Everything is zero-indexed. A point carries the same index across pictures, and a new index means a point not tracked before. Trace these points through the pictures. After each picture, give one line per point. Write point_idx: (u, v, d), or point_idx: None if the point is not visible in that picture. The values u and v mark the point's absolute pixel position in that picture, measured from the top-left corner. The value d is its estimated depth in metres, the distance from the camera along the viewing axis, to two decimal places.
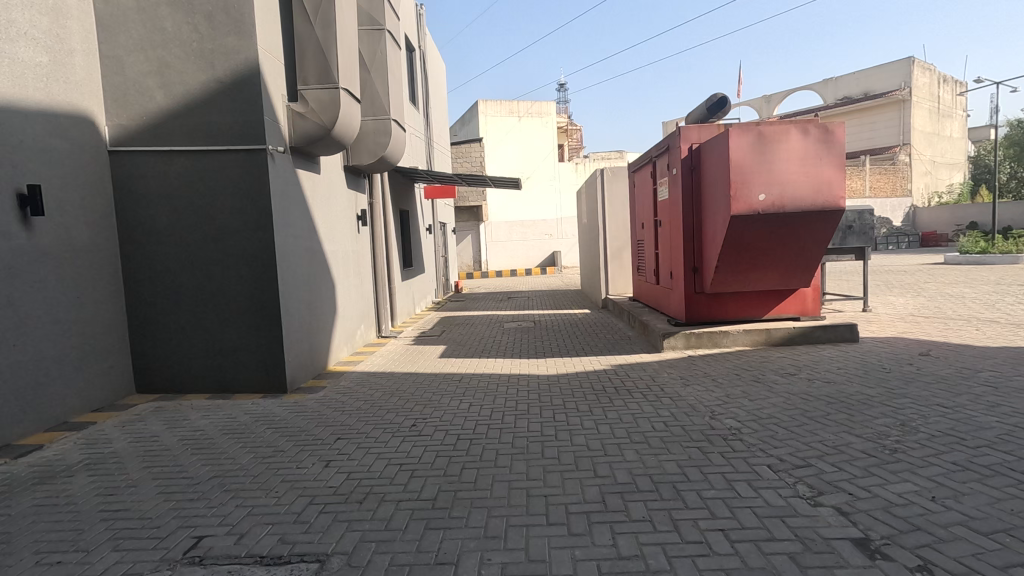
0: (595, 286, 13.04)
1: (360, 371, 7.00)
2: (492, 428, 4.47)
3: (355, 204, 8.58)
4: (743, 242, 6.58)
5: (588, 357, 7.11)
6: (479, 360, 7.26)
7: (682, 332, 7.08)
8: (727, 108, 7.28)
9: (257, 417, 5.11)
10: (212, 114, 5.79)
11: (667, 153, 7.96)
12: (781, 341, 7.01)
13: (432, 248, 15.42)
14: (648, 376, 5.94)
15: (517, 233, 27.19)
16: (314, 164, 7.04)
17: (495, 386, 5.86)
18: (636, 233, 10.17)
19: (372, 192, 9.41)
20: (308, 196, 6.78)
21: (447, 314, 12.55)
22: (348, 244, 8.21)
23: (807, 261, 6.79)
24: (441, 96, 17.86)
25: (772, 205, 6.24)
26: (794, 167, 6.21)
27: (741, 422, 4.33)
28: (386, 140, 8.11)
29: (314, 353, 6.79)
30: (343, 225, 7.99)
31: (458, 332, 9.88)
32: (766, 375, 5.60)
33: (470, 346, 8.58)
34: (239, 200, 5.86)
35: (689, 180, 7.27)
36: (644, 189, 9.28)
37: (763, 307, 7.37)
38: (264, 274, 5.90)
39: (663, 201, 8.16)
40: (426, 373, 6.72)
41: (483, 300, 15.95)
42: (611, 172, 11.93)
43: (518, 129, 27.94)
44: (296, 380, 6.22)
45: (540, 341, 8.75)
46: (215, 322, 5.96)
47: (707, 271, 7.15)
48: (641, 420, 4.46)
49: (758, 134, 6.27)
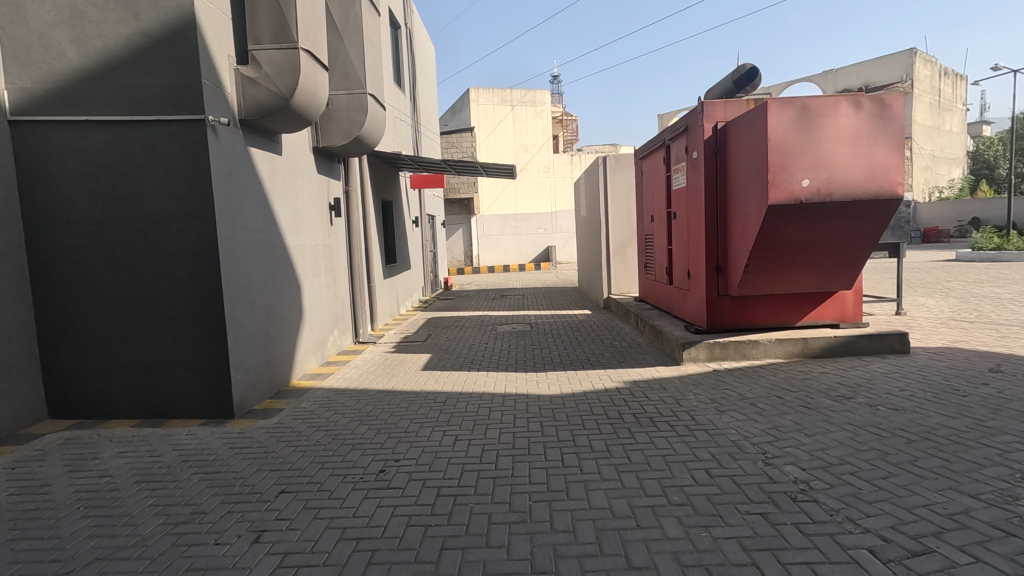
0: (595, 285, 12.03)
1: (328, 388, 5.93)
2: (484, 478, 3.44)
3: (327, 192, 7.51)
4: (780, 237, 5.59)
5: (596, 371, 6.09)
6: (468, 374, 6.23)
7: (705, 342, 6.07)
8: (757, 81, 6.27)
9: (187, 456, 4.05)
10: (137, 75, 4.67)
11: (684, 135, 6.96)
12: (819, 352, 6.03)
13: (420, 243, 14.33)
14: (671, 397, 4.93)
15: (509, 227, 26.15)
16: (274, 143, 5.95)
17: (487, 411, 4.83)
18: (644, 227, 9.17)
19: (349, 179, 8.30)
20: (264, 180, 5.68)
21: (434, 315, 11.47)
22: (318, 237, 7.12)
23: (851, 260, 5.82)
24: (430, 80, 16.73)
25: (817, 194, 5.24)
26: (843, 148, 5.22)
27: (807, 470, 3.34)
28: (361, 118, 7.04)
29: (273, 367, 5.72)
30: (311, 215, 6.91)
31: (446, 337, 8.83)
32: (816, 399, 4.62)
33: (459, 353, 7.55)
34: (172, 181, 4.76)
35: (713, 165, 6.26)
36: (655, 176, 8.29)
37: (797, 311, 6.38)
38: (206, 273, 4.81)
39: (679, 190, 7.16)
40: (404, 390, 5.67)
41: (475, 298, 14.90)
42: (615, 160, 10.88)
43: (511, 118, 26.86)
44: (248, 401, 5.15)
45: (538, 348, 7.72)
46: (144, 332, 4.85)
47: (735, 270, 6.16)
48: (675, 468, 3.45)
49: (803, 108, 5.24)
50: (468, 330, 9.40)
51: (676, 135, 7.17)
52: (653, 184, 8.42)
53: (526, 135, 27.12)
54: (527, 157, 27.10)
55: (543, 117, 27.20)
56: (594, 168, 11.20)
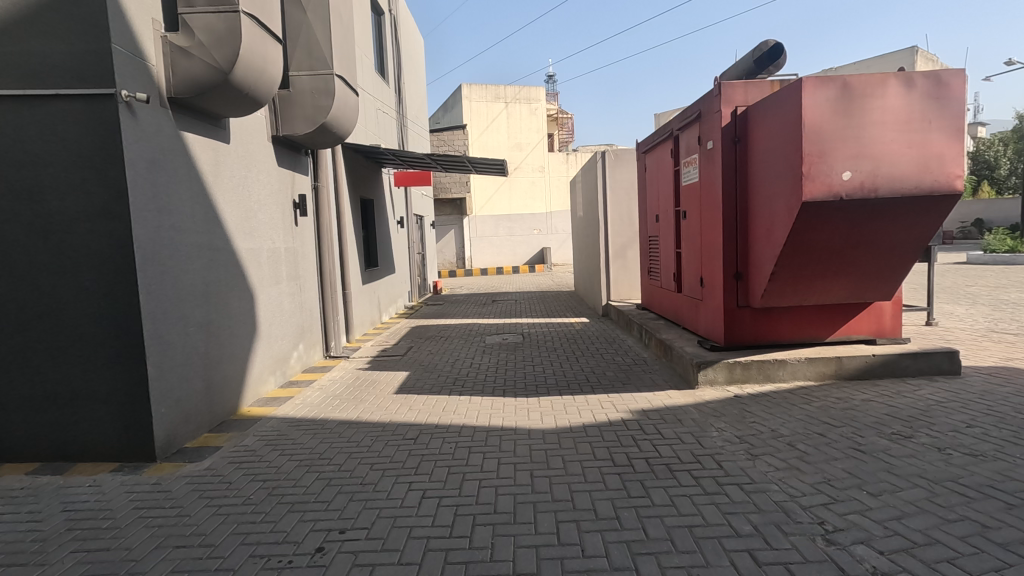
0: (593, 290, 11.19)
1: (281, 416, 5.04)
2: (452, 565, 2.58)
3: (291, 188, 6.62)
4: (814, 240, 4.74)
5: (598, 396, 5.21)
6: (448, 398, 5.35)
7: (724, 361, 5.22)
8: (782, 59, 5.43)
9: (77, 522, 3.15)
10: (32, 40, 3.77)
11: (696, 123, 6.11)
12: (856, 374, 5.19)
13: (406, 244, 13.44)
14: (690, 435, 4.06)
15: (503, 228, 25.33)
16: (219, 129, 5.05)
17: (466, 451, 3.96)
18: (648, 228, 8.33)
19: (318, 173, 7.41)
20: (203, 172, 4.79)
21: (419, 323, 10.59)
22: (277, 239, 6.22)
23: (894, 267, 4.98)
24: (419, 72, 15.83)
25: (860, 188, 4.40)
26: (890, 135, 4.39)
27: (887, 557, 2.48)
28: (328, 103, 6.17)
29: (215, 394, 4.82)
30: (269, 214, 6.01)
31: (428, 349, 7.95)
32: (868, 439, 3.76)
33: (440, 370, 6.68)
34: (76, 171, 3.85)
35: (731, 157, 5.42)
36: (660, 171, 7.46)
37: (829, 324, 5.54)
38: (119, 285, 3.91)
39: (690, 186, 6.31)
40: (370, 421, 4.78)
41: (465, 303, 14.02)
42: (614, 156, 10.03)
43: (504, 116, 26.01)
44: (178, 438, 4.26)
45: (530, 363, 6.84)
46: (44, 356, 3.94)
47: (758, 278, 5.31)
48: (709, 551, 2.59)
49: (844, 86, 4.40)
50: (454, 341, 8.52)
51: (687, 124, 6.33)
52: (659, 180, 7.58)
53: (521, 133, 26.27)
54: (521, 155, 26.23)
55: (538, 114, 26.35)
56: (593, 164, 10.34)
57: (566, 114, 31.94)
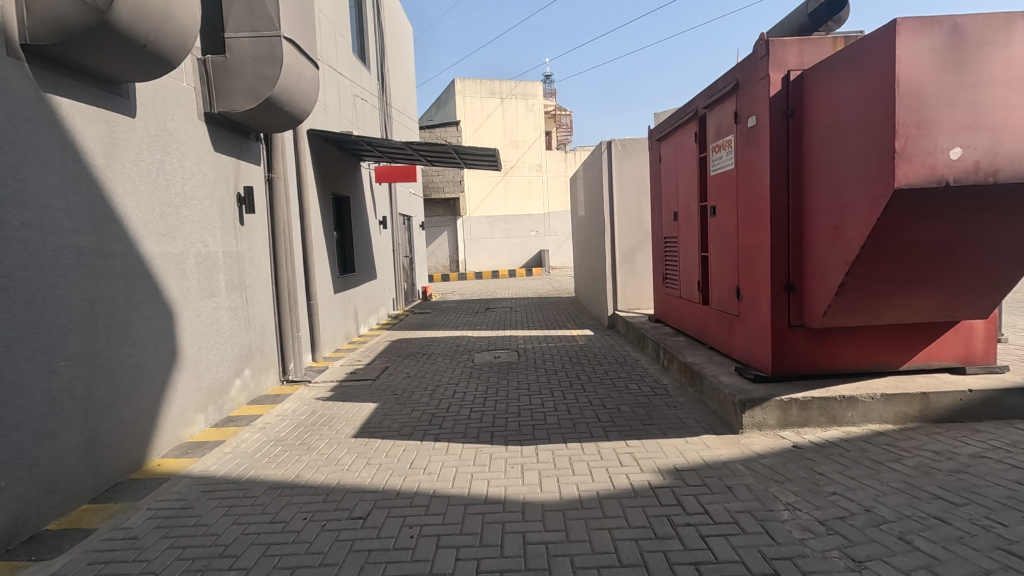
0: (597, 298, 10.00)
1: (199, 474, 3.84)
2: None
3: (233, 178, 5.42)
4: (902, 240, 3.56)
5: (613, 445, 4.01)
6: (419, 446, 4.15)
7: (776, 399, 4.04)
8: (844, 12, 4.26)
9: None
10: None
11: (731, 98, 4.94)
12: (946, 415, 4.00)
13: (390, 246, 12.23)
14: (749, 517, 2.87)
15: (499, 230, 24.14)
16: (116, 98, 3.86)
17: (432, 545, 2.77)
18: (664, 228, 7.14)
19: (273, 161, 6.21)
20: (89, 153, 3.60)
21: (402, 336, 9.38)
22: (213, 241, 5.03)
23: (1001, 277, 3.81)
24: (406, 61, 14.64)
25: (974, 171, 3.22)
26: (1014, 98, 3.22)
27: None
28: (273, 73, 4.98)
29: (106, 448, 3.61)
30: (198, 210, 4.80)
31: (406, 370, 6.75)
32: (1016, 533, 2.58)
33: (417, 399, 5.48)
34: None
35: (783, 135, 4.25)
36: (682, 160, 6.30)
37: (905, 348, 4.36)
38: None
39: (723, 175, 5.13)
40: (311, 485, 3.57)
41: (456, 311, 12.81)
42: (621, 147, 8.86)
43: (500, 112, 24.88)
44: (33, 520, 3.05)
45: (527, 390, 5.63)
46: None
47: (818, 291, 4.12)
48: None
49: (952, 33, 3.22)
50: (438, 360, 7.30)
51: (718, 99, 5.16)
52: (680, 170, 6.41)
53: (517, 130, 25.11)
54: (518, 153, 25.06)
55: (535, 110, 25.19)
56: (596, 156, 9.17)
57: (564, 112, 30.78)
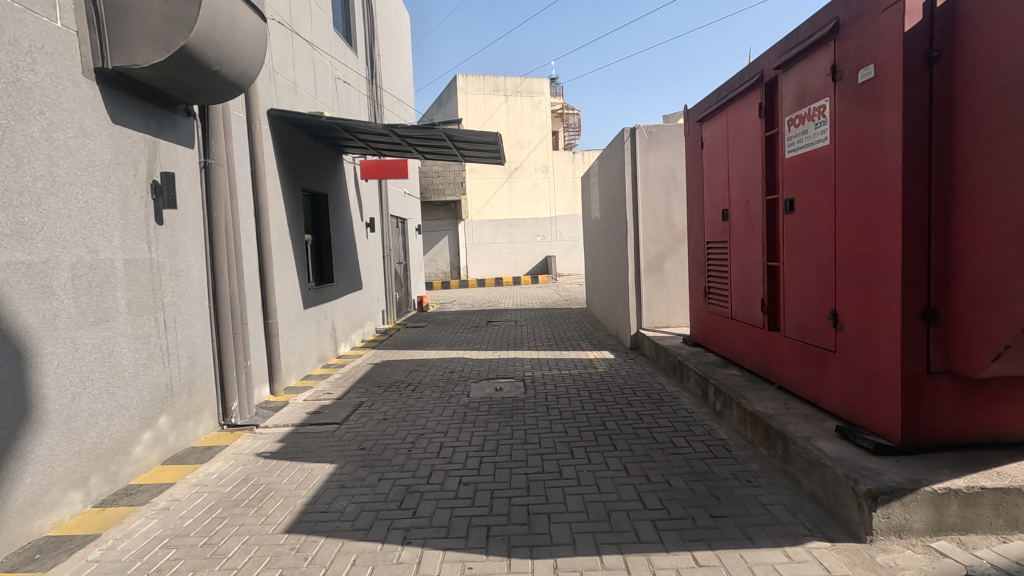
0: (616, 313, 8.58)
1: None
2: None
3: (144, 162, 4.05)
4: None
5: (675, 562, 2.59)
6: (377, 557, 2.74)
7: (925, 491, 2.61)
8: None
9: None
10: None
11: (825, 47, 3.54)
12: None
13: (380, 252, 10.85)
14: None
15: (503, 235, 22.76)
16: None
17: None
18: (708, 231, 5.74)
19: (213, 143, 4.84)
20: None
21: (387, 358, 7.99)
22: (106, 244, 3.65)
23: None
24: (402, 48, 13.31)
25: None
26: None
27: None
28: (185, 15, 3.57)
29: None
30: (79, 202, 3.44)
31: (383, 409, 5.35)
32: None
33: (389, 457, 4.08)
34: None
35: (922, 90, 2.85)
36: (738, 142, 4.90)
37: None
38: None
39: (810, 156, 3.73)
40: None
41: (454, 325, 11.41)
42: (647, 135, 7.46)
43: (504, 111, 23.59)
44: None
45: (537, 443, 4.23)
46: None
47: (984, 322, 2.71)
48: None
49: None
50: (426, 393, 5.91)
51: (802, 53, 3.78)
52: (733, 157, 5.02)
53: (522, 129, 23.77)
54: (523, 154, 23.72)
55: (541, 108, 23.84)
56: (617, 147, 7.78)
57: (573, 111, 29.37)
